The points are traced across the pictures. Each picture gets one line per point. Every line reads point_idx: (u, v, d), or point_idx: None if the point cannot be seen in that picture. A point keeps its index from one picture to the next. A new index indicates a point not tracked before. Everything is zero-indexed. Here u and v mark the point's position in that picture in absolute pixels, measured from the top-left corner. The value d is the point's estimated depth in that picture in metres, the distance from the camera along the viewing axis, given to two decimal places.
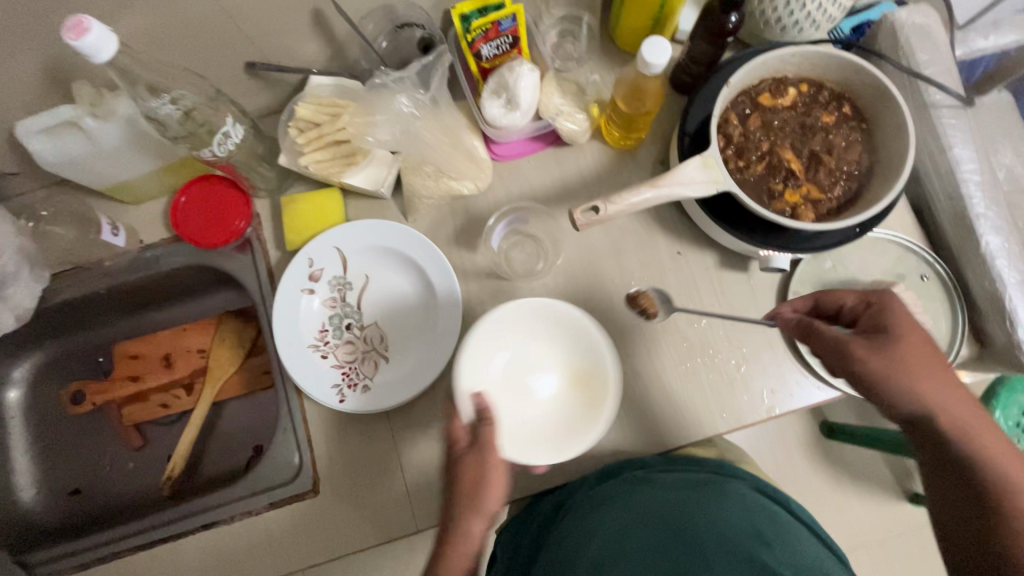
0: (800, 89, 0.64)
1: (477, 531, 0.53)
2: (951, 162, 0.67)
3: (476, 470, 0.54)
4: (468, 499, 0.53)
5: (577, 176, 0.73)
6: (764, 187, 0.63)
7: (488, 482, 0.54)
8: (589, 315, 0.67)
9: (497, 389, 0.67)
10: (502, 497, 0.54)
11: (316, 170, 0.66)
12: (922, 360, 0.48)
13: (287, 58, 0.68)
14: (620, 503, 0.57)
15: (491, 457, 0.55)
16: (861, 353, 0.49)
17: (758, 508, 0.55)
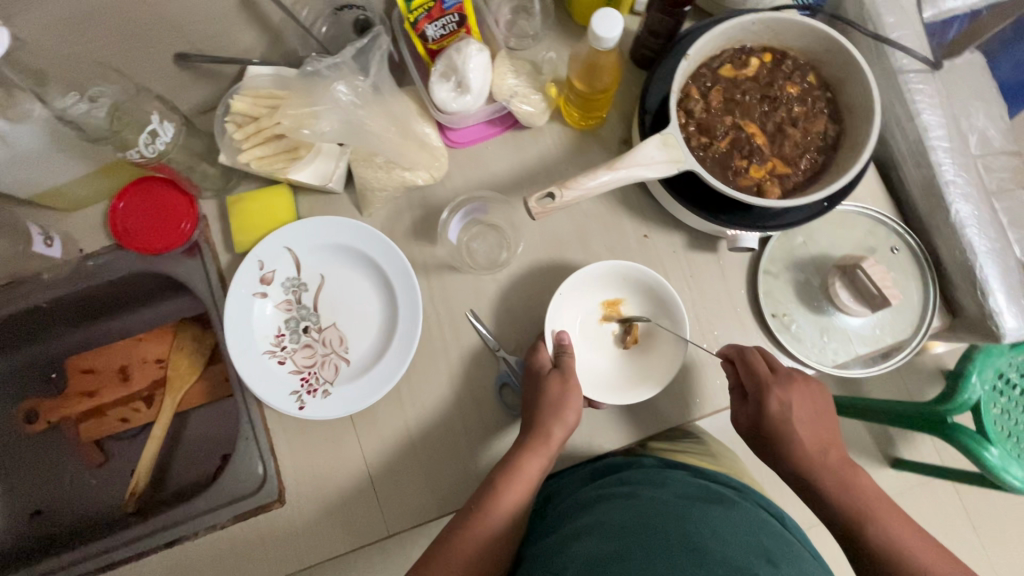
0: (762, 59, 0.62)
1: (555, 439, 0.60)
2: (919, 129, 0.64)
3: (559, 386, 0.60)
4: (534, 438, 0.60)
5: (537, 160, 0.70)
6: (729, 164, 0.60)
7: (565, 403, 0.60)
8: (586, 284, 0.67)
9: (581, 337, 0.68)
10: (578, 411, 0.61)
11: (258, 167, 0.62)
12: (809, 414, 0.58)
13: (219, 47, 0.63)
14: (623, 501, 0.58)
15: (572, 380, 0.61)
16: (757, 413, 0.59)
17: (762, 525, 0.55)
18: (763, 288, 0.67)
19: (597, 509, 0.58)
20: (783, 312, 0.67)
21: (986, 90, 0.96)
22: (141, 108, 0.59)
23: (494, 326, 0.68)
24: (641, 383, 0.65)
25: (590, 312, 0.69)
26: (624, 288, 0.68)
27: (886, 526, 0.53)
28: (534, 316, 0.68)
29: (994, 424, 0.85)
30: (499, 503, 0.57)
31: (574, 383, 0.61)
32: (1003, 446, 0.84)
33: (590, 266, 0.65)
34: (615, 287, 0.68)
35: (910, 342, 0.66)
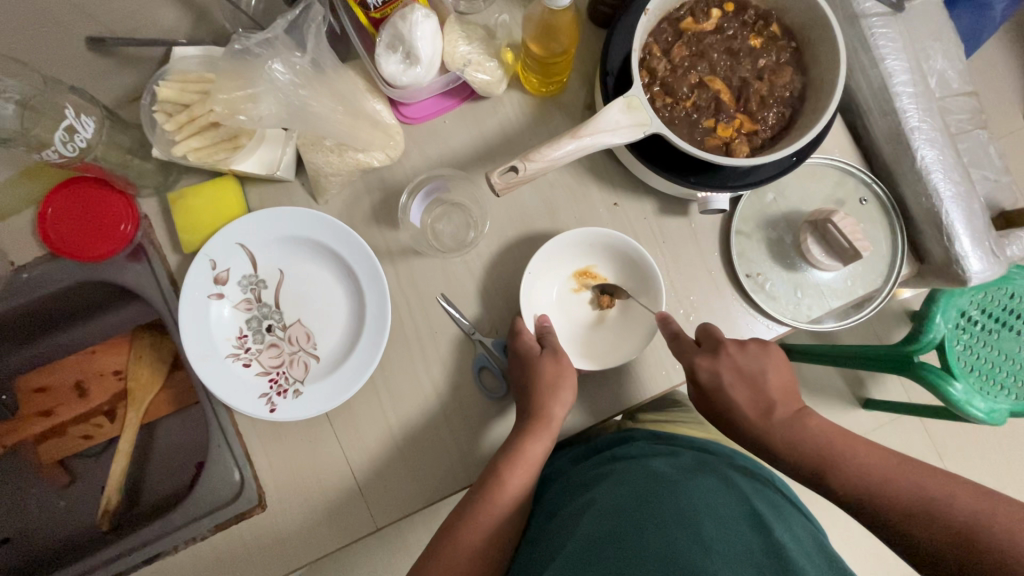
0: (723, 9, 0.59)
1: (557, 420, 0.59)
2: (883, 75, 0.63)
3: (553, 365, 0.59)
4: (534, 421, 0.59)
5: (498, 132, 0.67)
6: (695, 124, 0.58)
7: (562, 382, 0.59)
8: (571, 250, 0.66)
9: (557, 307, 0.68)
10: (574, 389, 0.61)
11: (196, 159, 0.57)
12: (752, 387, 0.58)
13: (139, 28, 0.57)
14: (617, 480, 0.59)
15: (564, 359, 0.60)
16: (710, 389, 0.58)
17: (754, 492, 0.55)
18: (736, 250, 0.66)
19: (594, 487, 0.60)
20: (758, 271, 0.66)
21: (943, 31, 0.96)
22: (53, 100, 0.54)
23: (467, 309, 0.66)
24: (623, 344, 0.64)
25: (563, 281, 0.68)
26: (595, 254, 0.67)
27: (852, 465, 0.52)
28: (507, 295, 0.66)
29: (957, 359, 0.88)
30: (499, 488, 0.57)
31: (566, 359, 0.61)
32: (966, 380, 0.87)
33: (560, 238, 0.63)
34: (587, 255, 0.67)
35: (881, 291, 0.67)
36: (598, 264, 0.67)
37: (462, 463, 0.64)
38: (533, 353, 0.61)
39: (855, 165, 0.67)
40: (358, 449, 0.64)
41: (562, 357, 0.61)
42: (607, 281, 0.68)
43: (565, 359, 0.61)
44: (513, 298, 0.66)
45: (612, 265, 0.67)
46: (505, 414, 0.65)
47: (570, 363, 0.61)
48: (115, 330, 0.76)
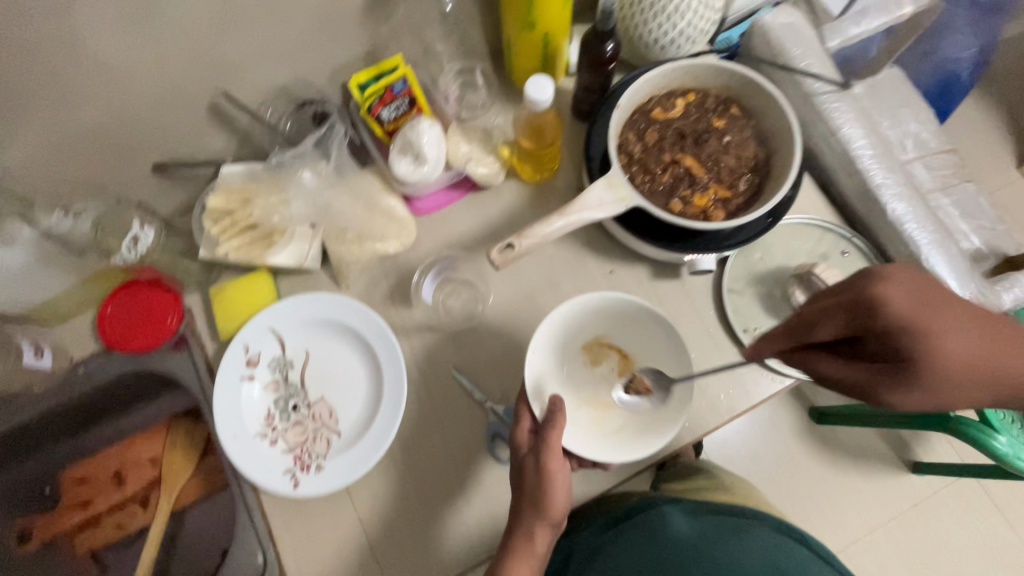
0: (687, 99, 0.67)
1: (538, 539, 0.56)
2: (842, 141, 0.70)
3: (534, 473, 0.57)
4: (513, 547, 0.56)
5: (500, 216, 0.75)
6: (674, 195, 0.64)
7: (543, 497, 0.56)
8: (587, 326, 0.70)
9: (570, 383, 0.71)
10: (564, 501, 0.57)
11: (236, 256, 0.65)
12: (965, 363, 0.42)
13: (195, 153, 0.69)
14: (643, 542, 0.63)
15: (551, 466, 0.56)
16: (879, 324, 0.42)
17: (770, 543, 0.60)
18: (731, 307, 0.70)
19: (619, 556, 0.63)
20: (754, 326, 0.69)
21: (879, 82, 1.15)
22: (123, 217, 0.66)
23: (479, 379, 0.69)
24: (656, 423, 0.64)
25: (574, 355, 0.72)
26: (604, 326, 0.71)
27: None
28: (516, 363, 0.70)
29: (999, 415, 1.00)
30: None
31: (552, 468, 0.56)
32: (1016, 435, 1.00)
33: (575, 306, 0.67)
34: (597, 329, 0.71)
35: None
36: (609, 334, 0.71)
37: (479, 534, 0.64)
38: (527, 443, 0.59)
39: (834, 222, 0.71)
40: (378, 524, 0.65)
41: (550, 462, 0.56)
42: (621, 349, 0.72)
43: (552, 469, 0.56)
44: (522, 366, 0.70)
45: (626, 339, 0.72)
46: None
47: (559, 471, 0.57)
48: (151, 420, 0.80)
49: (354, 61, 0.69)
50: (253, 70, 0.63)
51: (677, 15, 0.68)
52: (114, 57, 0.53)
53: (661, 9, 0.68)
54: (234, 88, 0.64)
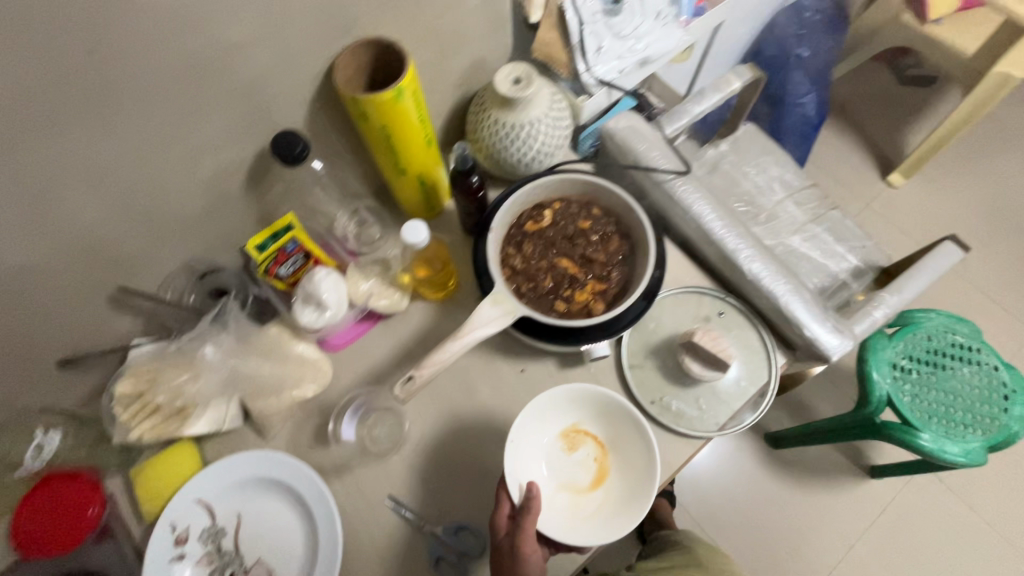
0: (554, 208, 0.76)
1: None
2: (695, 217, 0.80)
3: (508, 559, 0.61)
4: None
5: (411, 338, 0.79)
6: (558, 296, 0.71)
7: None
8: (558, 412, 0.73)
9: (547, 469, 0.72)
10: None
11: (151, 436, 0.65)
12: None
13: (99, 341, 0.70)
14: None
15: (525, 551, 0.60)
16: None
17: None
18: (635, 382, 0.75)
19: None
20: (659, 396, 0.75)
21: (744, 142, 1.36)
22: (27, 425, 0.68)
23: (415, 503, 0.71)
24: (628, 508, 0.66)
25: (550, 440, 0.73)
26: (577, 413, 0.74)
27: None
28: (448, 479, 0.72)
29: (912, 411, 1.14)
30: None
31: (528, 554, 0.60)
32: (931, 429, 1.12)
33: (545, 395, 0.71)
34: (570, 415, 0.74)
35: (769, 384, 0.75)
36: (582, 420, 0.74)
37: None
38: (505, 529, 0.63)
39: (707, 287, 0.80)
40: None
41: (525, 548, 0.60)
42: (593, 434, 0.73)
43: (527, 554, 0.60)
44: (455, 481, 0.72)
45: (601, 424, 0.73)
46: None
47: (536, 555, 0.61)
48: None
49: (247, 227, 0.74)
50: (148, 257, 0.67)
51: (531, 139, 0.78)
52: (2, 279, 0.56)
53: (516, 136, 0.78)
54: (131, 277, 0.67)
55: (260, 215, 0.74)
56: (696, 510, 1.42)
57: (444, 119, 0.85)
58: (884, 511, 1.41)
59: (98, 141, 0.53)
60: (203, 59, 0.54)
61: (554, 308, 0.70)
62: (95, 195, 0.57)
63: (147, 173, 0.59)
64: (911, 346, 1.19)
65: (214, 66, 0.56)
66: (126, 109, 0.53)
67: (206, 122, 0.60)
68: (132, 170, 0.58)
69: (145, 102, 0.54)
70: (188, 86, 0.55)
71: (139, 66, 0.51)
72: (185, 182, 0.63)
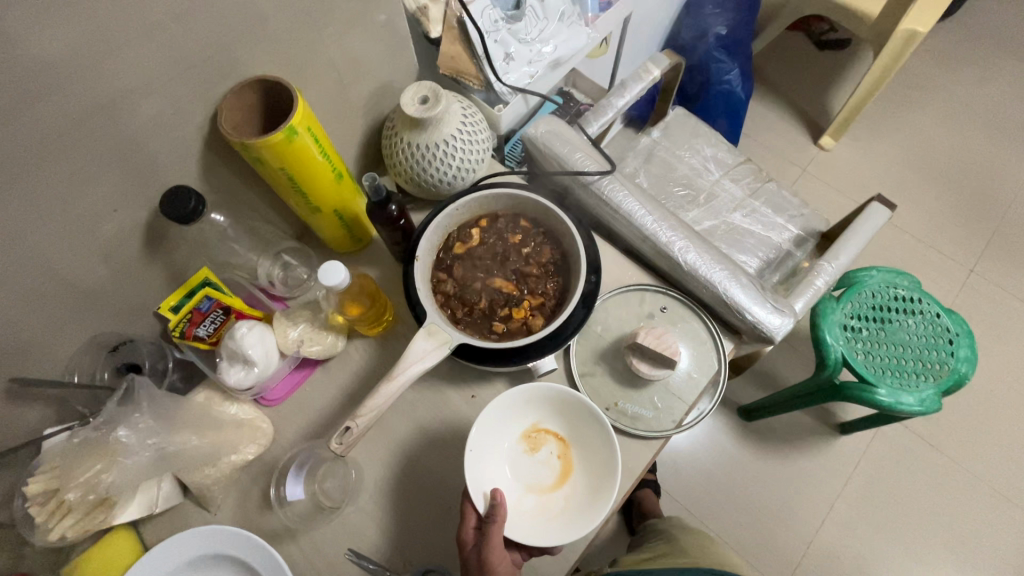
0: (481, 226, 0.74)
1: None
2: (626, 215, 0.79)
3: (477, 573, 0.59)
4: None
5: (353, 379, 0.76)
6: (495, 317, 0.69)
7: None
8: (515, 414, 0.71)
9: (511, 473, 0.70)
10: None
11: (75, 533, 0.60)
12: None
13: (6, 438, 0.65)
14: None
15: (492, 562, 0.58)
16: None
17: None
18: (588, 391, 0.74)
19: None
20: (614, 401, 0.74)
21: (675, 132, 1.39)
22: None
23: (377, 553, 0.67)
24: (594, 502, 0.64)
25: (511, 443, 0.72)
26: (535, 412, 0.72)
27: None
28: (409, 521, 0.69)
29: (867, 368, 1.17)
30: None
31: (495, 564, 0.58)
32: (886, 383, 1.15)
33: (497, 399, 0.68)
34: (528, 416, 0.72)
35: (720, 372, 0.75)
36: (540, 419, 0.72)
37: None
38: (472, 541, 0.62)
39: (648, 283, 0.79)
40: None
41: (490, 558, 0.59)
42: (553, 432, 0.72)
43: (494, 562, 0.58)
44: (417, 523, 0.69)
45: (560, 421, 0.72)
46: None
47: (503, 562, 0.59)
48: None
49: (158, 290, 0.70)
50: (46, 340, 0.62)
51: (449, 158, 0.76)
52: None
53: (432, 156, 0.75)
54: (30, 365, 0.62)
55: (170, 276, 0.70)
56: (680, 495, 1.43)
57: (358, 148, 0.82)
58: (859, 465, 1.45)
59: None
60: (69, 126, 0.50)
61: (493, 330, 0.68)
62: None
63: (28, 255, 0.54)
64: (858, 305, 1.22)
65: (84, 131, 0.51)
66: None
67: (88, 192, 0.55)
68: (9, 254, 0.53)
69: (10, 182, 0.49)
70: (58, 157, 0.51)
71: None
72: (76, 257, 0.59)
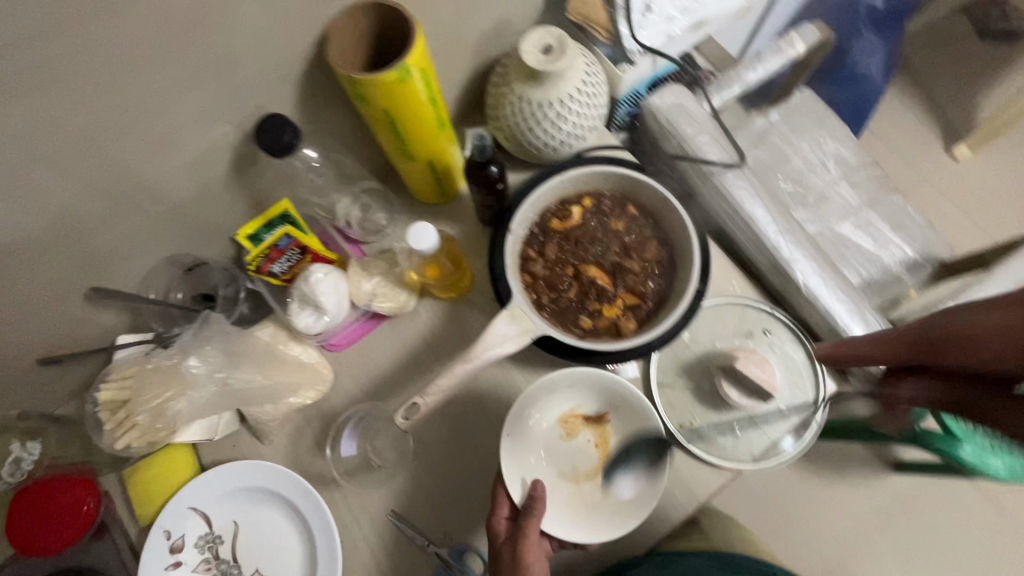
0: (583, 203, 0.66)
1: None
2: (746, 218, 0.69)
3: (510, 556, 0.55)
4: None
5: (418, 340, 0.72)
6: (583, 309, 0.63)
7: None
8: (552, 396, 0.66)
9: (546, 457, 0.66)
10: None
11: (140, 444, 0.60)
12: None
13: (83, 337, 0.65)
14: None
15: (527, 551, 0.54)
16: None
17: None
18: (663, 402, 0.68)
19: None
20: (689, 420, 0.68)
21: (795, 117, 1.23)
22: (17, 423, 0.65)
23: (419, 521, 0.66)
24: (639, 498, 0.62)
25: (548, 428, 0.67)
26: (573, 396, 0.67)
27: None
28: (454, 497, 0.67)
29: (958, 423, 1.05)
30: None
31: (529, 552, 0.54)
32: (976, 442, 1.04)
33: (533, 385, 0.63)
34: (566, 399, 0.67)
35: (816, 412, 0.67)
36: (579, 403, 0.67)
37: None
38: (505, 531, 0.58)
39: (752, 298, 0.71)
40: None
41: (526, 550, 0.54)
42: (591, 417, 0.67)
43: (529, 555, 0.54)
44: (462, 500, 0.67)
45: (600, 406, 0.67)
46: None
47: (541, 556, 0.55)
48: None
49: (238, 214, 0.67)
50: (127, 249, 0.60)
51: (561, 121, 0.67)
52: None
53: (544, 116, 0.66)
54: (110, 272, 0.61)
55: (251, 202, 0.66)
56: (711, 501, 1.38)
57: (460, 90, 0.74)
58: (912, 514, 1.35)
59: (46, 130, 0.45)
60: (171, 28, 0.45)
61: (578, 323, 0.62)
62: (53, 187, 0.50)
63: (117, 162, 0.52)
64: None
65: (186, 36, 0.46)
66: (81, 91, 0.44)
67: (182, 103, 0.51)
68: (99, 159, 0.50)
69: (106, 85, 0.45)
70: (155, 63, 0.46)
71: (93, 41, 0.42)
72: (162, 171, 0.55)
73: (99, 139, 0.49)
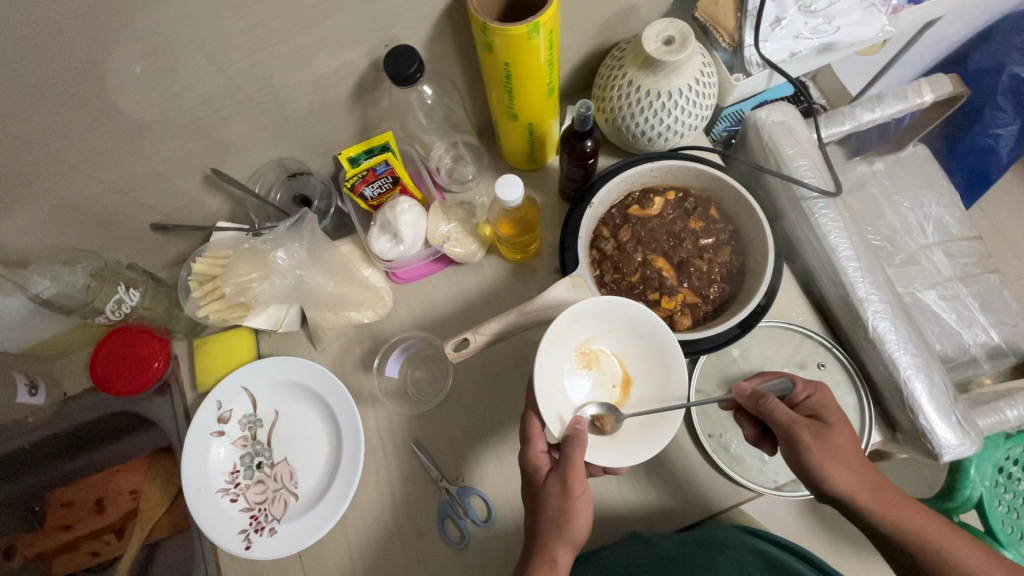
0: (666, 197, 0.67)
1: (562, 563, 0.52)
2: (828, 249, 0.68)
3: (557, 487, 0.53)
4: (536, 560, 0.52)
5: (476, 291, 0.75)
6: (641, 297, 0.64)
7: (568, 517, 0.53)
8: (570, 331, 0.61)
9: (565, 393, 0.62)
10: (587, 515, 0.54)
11: (216, 318, 0.67)
12: (846, 457, 0.55)
13: (190, 215, 0.73)
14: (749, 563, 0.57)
15: (574, 482, 0.53)
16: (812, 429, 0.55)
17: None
18: (697, 410, 0.68)
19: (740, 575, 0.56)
20: (720, 432, 0.67)
21: (902, 173, 1.17)
22: None
23: (438, 456, 0.70)
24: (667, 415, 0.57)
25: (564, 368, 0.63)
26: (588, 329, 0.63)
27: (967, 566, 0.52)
28: (475, 443, 0.70)
29: None
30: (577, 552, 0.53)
31: (575, 482, 0.53)
32: None
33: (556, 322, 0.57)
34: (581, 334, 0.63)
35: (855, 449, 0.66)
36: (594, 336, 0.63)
37: None
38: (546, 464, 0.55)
39: (815, 331, 0.70)
40: None
41: (573, 481, 0.53)
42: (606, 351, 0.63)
43: (577, 488, 0.53)
44: (481, 448, 0.70)
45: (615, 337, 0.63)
46: (464, 564, 0.66)
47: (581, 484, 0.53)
48: (136, 452, 0.81)
49: (345, 137, 0.72)
50: (246, 145, 0.67)
51: (664, 113, 0.68)
52: (109, 137, 0.57)
53: (649, 106, 0.68)
54: (228, 161, 0.68)
55: (359, 129, 0.71)
56: None
57: (572, 66, 0.76)
58: None
59: (217, 22, 0.51)
60: None
61: None
62: (207, 74, 0.56)
63: (263, 64, 0.57)
64: None
65: None
66: None
67: (331, 23, 0.56)
68: (250, 58, 0.56)
69: None
70: None
71: None
72: (296, 81, 0.61)
73: (255, 40, 0.54)
